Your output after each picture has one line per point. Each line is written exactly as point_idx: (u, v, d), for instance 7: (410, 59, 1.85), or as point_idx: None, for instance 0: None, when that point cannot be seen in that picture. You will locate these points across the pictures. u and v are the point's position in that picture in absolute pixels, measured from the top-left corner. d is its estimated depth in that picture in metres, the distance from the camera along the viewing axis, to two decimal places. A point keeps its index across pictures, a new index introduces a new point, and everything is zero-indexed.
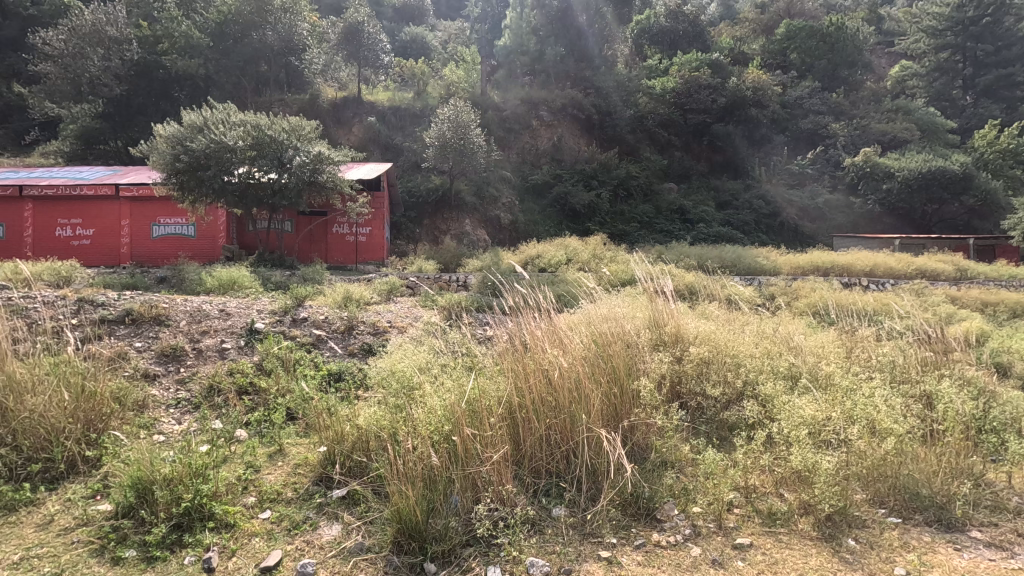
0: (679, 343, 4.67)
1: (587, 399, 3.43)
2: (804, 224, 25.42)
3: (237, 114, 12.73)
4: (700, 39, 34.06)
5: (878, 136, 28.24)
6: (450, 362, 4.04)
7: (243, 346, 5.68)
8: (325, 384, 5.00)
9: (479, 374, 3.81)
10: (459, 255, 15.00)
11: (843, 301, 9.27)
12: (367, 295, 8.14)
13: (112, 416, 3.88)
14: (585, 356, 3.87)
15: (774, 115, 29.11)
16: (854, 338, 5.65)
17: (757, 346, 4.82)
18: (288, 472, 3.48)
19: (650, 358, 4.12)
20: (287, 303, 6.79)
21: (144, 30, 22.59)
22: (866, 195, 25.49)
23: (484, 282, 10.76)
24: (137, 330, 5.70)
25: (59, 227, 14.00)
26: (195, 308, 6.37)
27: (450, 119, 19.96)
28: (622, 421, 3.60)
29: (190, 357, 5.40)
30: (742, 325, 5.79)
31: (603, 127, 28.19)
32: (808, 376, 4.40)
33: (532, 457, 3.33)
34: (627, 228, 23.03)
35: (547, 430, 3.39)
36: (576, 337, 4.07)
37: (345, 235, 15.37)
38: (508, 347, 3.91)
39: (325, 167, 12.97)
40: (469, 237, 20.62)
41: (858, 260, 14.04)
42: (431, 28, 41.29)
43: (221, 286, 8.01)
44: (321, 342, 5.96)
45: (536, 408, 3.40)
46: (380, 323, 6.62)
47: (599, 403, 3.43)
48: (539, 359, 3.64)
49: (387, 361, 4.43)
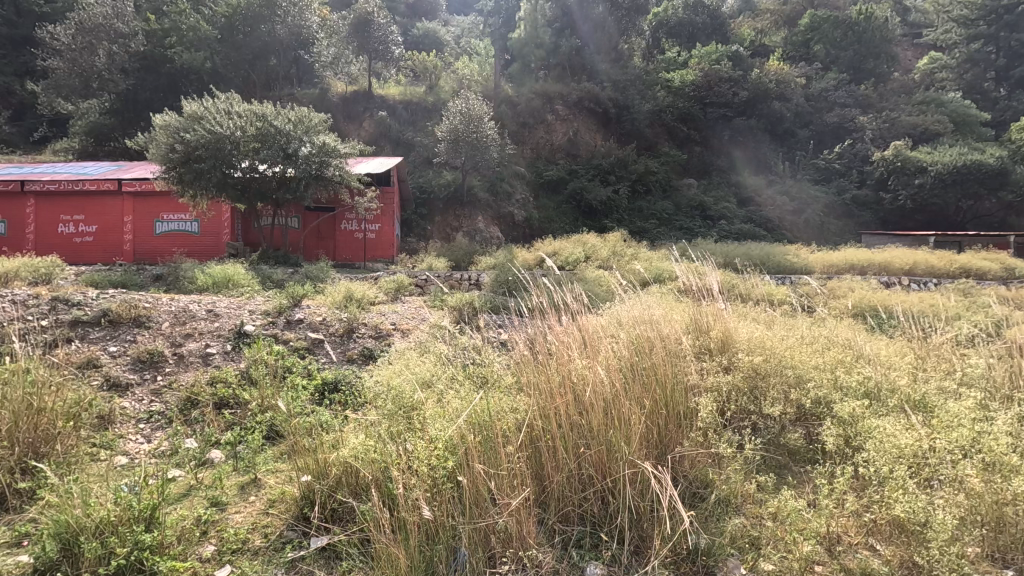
0: (728, 349, 4.01)
1: (626, 418, 2.79)
2: (830, 222, 24.32)
3: (239, 105, 12.16)
4: (720, 31, 33.01)
5: (909, 129, 26.66)
6: (460, 375, 3.40)
7: (230, 352, 5.09)
8: (317, 397, 4.38)
9: (493, 390, 3.18)
10: (471, 253, 14.39)
11: (890, 304, 8.45)
12: (372, 294, 7.54)
13: (61, 437, 3.33)
14: (621, 371, 3.24)
15: (798, 109, 28.16)
16: (927, 345, 4.89)
17: (820, 356, 4.12)
18: (259, 511, 2.84)
19: (697, 371, 3.46)
20: (281, 303, 6.18)
21: (153, 24, 22.31)
22: (897, 191, 24.21)
23: (498, 280, 10.13)
24: (113, 332, 5.14)
25: (61, 223, 13.63)
26: (180, 308, 5.79)
27: (463, 113, 19.29)
28: (668, 445, 2.98)
29: (169, 364, 4.84)
30: (792, 328, 5.10)
31: (621, 121, 27.32)
32: (887, 390, 3.67)
33: (561, 498, 2.66)
34: (645, 224, 22.27)
35: (578, 465, 2.73)
36: (609, 346, 3.45)
37: (354, 232, 14.83)
38: (528, 358, 3.28)
39: (331, 160, 12.44)
40: (482, 234, 19.98)
41: (895, 258, 13.11)
42: (444, 23, 40.74)
43: (214, 284, 7.44)
44: (318, 347, 5.36)
45: (565, 432, 2.77)
46: (383, 325, 5.99)
47: (641, 429, 2.77)
48: (567, 372, 3.03)
49: (386, 373, 3.80)
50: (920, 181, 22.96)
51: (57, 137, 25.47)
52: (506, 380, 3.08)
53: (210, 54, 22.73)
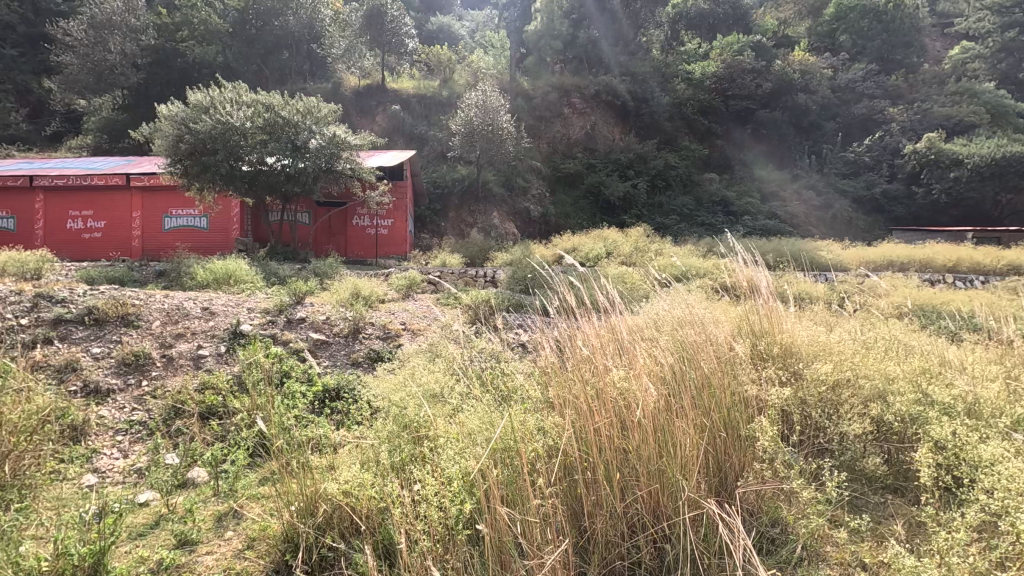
0: (790, 355, 3.43)
1: (681, 443, 2.28)
2: (858, 217, 23.47)
3: (246, 95, 11.79)
4: (742, 22, 32.13)
5: (941, 121, 25.16)
6: (478, 386, 2.91)
7: (223, 354, 4.63)
8: (317, 407, 3.95)
9: (518, 403, 2.68)
10: (487, 249, 13.89)
11: (942, 306, 7.74)
12: (381, 292, 7.05)
13: (13, 457, 2.88)
14: (669, 385, 2.73)
15: (823, 101, 27.28)
16: (1016, 350, 4.24)
17: (900, 367, 3.51)
18: (235, 554, 2.35)
19: (758, 382, 2.92)
20: (282, 300, 5.73)
21: (164, 18, 22.53)
22: (930, 185, 23.14)
23: (515, 277, 9.63)
24: (97, 333, 4.70)
25: (70, 219, 13.38)
26: (173, 306, 5.37)
27: (478, 105, 18.81)
28: (726, 477, 2.46)
29: (156, 367, 4.40)
30: (858, 332, 4.51)
31: (640, 114, 26.59)
32: (993, 409, 3.00)
33: (606, 545, 2.13)
34: (665, 220, 21.61)
35: (624, 503, 2.21)
36: (654, 353, 2.91)
37: (365, 228, 14.41)
38: (558, 369, 2.79)
39: (342, 153, 12.12)
40: (498, 230, 19.39)
41: (936, 255, 12.23)
42: (458, 18, 40.36)
43: (215, 280, 7.04)
44: (320, 348, 4.92)
45: (606, 459, 2.27)
46: (391, 325, 5.52)
47: (698, 455, 2.25)
48: (605, 383, 2.52)
49: (391, 382, 3.32)
50: (955, 174, 21.89)
51: (70, 133, 25.34)
52: (534, 395, 2.58)
53: (222, 48, 22.57)
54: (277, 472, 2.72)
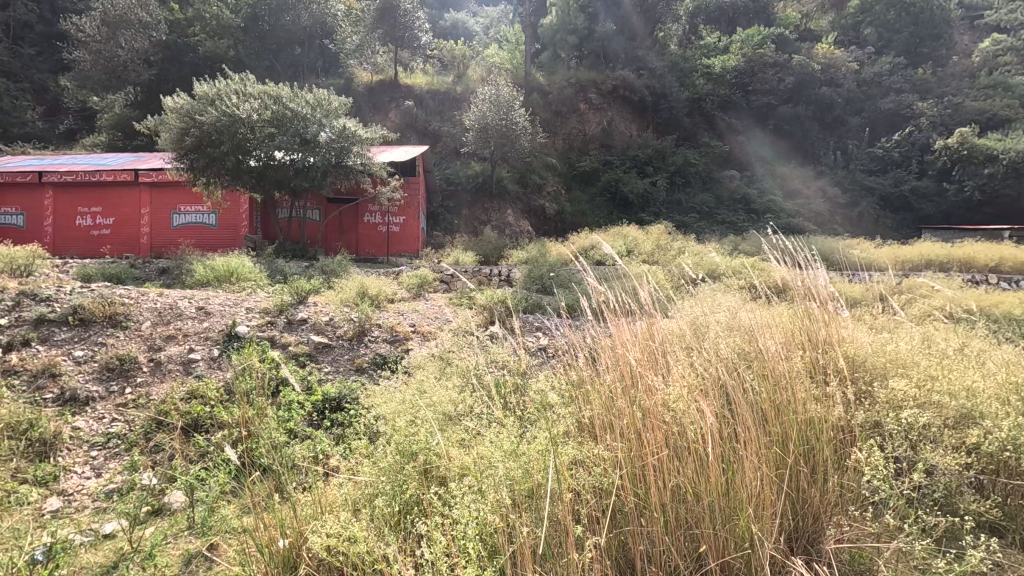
0: (857, 367, 2.95)
1: (750, 483, 1.86)
2: (885, 216, 22.69)
3: (253, 86, 11.44)
4: (763, 14, 31.33)
5: (974, 115, 24.09)
6: (499, 405, 2.51)
7: (216, 358, 4.22)
8: (313, 422, 3.54)
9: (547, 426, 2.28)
10: (501, 247, 13.44)
11: (999, 309, 7.10)
12: (390, 291, 6.64)
13: None
14: (726, 406, 2.30)
15: (849, 95, 26.40)
16: None
17: (991, 380, 2.97)
18: None
19: (830, 402, 2.46)
20: (283, 299, 5.34)
21: (176, 13, 22.43)
22: (962, 182, 22.12)
23: (532, 276, 9.16)
24: (82, 334, 4.34)
25: (79, 215, 13.17)
26: (167, 305, 4.99)
27: (491, 100, 18.39)
28: (798, 520, 2.05)
29: (142, 372, 4.01)
30: (926, 338, 3.95)
31: (657, 110, 25.95)
32: None
33: None
34: (684, 218, 21.01)
35: (685, 566, 1.78)
36: (705, 365, 2.48)
37: (376, 226, 14.03)
38: (597, 387, 2.38)
39: (352, 147, 11.82)
40: (511, 228, 18.92)
41: (980, 254, 11.43)
42: (473, 14, 40.02)
43: (216, 278, 6.68)
44: (321, 352, 4.51)
45: (660, 500, 1.86)
46: (400, 327, 5.11)
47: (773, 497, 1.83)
48: (653, 401, 2.10)
49: (399, 396, 2.88)
50: (989, 170, 20.83)
51: (84, 130, 25.32)
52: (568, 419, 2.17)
53: (234, 43, 22.40)
54: (261, 498, 2.36)
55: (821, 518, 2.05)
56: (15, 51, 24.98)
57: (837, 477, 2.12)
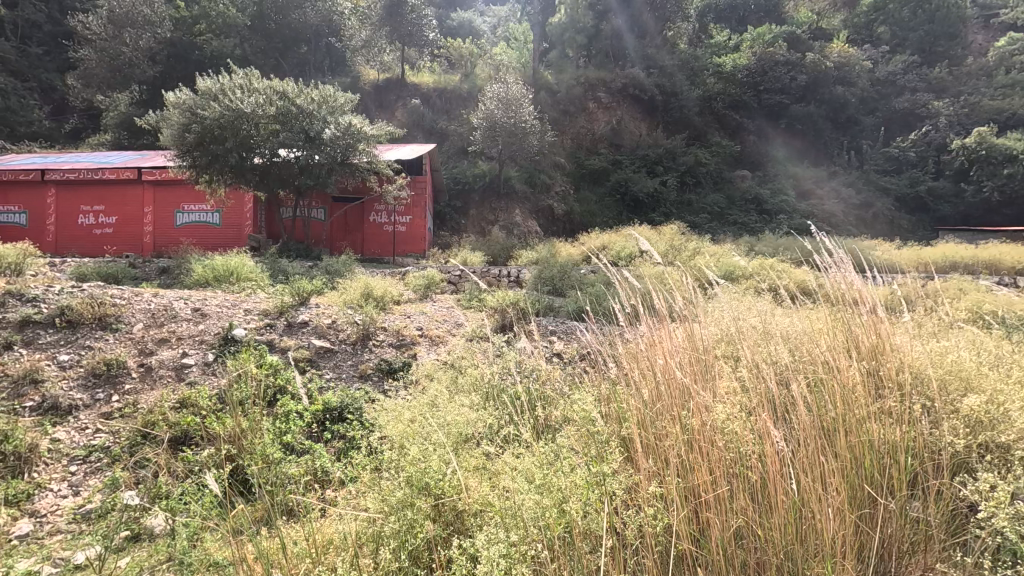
0: (944, 376, 2.47)
1: (835, 524, 1.53)
2: (901, 218, 22.24)
3: (258, 82, 11.21)
4: (775, 12, 30.94)
5: (992, 115, 23.58)
6: (527, 431, 2.21)
7: (211, 364, 3.93)
8: (313, 435, 3.26)
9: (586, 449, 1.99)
10: (510, 248, 13.17)
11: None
12: (396, 292, 6.38)
13: None
14: (791, 427, 1.98)
15: (863, 94, 25.97)
16: None
17: None
18: None
19: (910, 416, 2.12)
20: (284, 300, 5.06)
21: (181, 11, 22.29)
22: (980, 182, 21.64)
23: (542, 277, 8.83)
24: (68, 337, 4.07)
25: (82, 214, 12.97)
26: (161, 306, 4.72)
27: (500, 98, 18.08)
28: (887, 568, 1.71)
29: (132, 378, 3.74)
30: (992, 343, 3.55)
31: (668, 109, 25.60)
32: None
33: None
34: (695, 219, 20.68)
35: None
36: (759, 380, 2.16)
37: (382, 225, 13.78)
38: (643, 404, 2.06)
39: (358, 144, 11.54)
40: (520, 228, 18.62)
41: (1008, 255, 11.02)
42: (480, 13, 39.78)
43: (214, 278, 6.43)
44: (323, 358, 4.23)
45: (723, 549, 1.56)
46: (407, 331, 4.81)
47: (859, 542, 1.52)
48: (702, 423, 1.81)
49: (411, 409, 2.60)
50: (1009, 170, 20.34)
51: (88, 129, 25.20)
52: (612, 446, 1.88)
53: (240, 42, 22.28)
54: (255, 525, 2.10)
55: (914, 564, 1.71)
56: (22, 51, 24.88)
57: (923, 511, 1.80)
